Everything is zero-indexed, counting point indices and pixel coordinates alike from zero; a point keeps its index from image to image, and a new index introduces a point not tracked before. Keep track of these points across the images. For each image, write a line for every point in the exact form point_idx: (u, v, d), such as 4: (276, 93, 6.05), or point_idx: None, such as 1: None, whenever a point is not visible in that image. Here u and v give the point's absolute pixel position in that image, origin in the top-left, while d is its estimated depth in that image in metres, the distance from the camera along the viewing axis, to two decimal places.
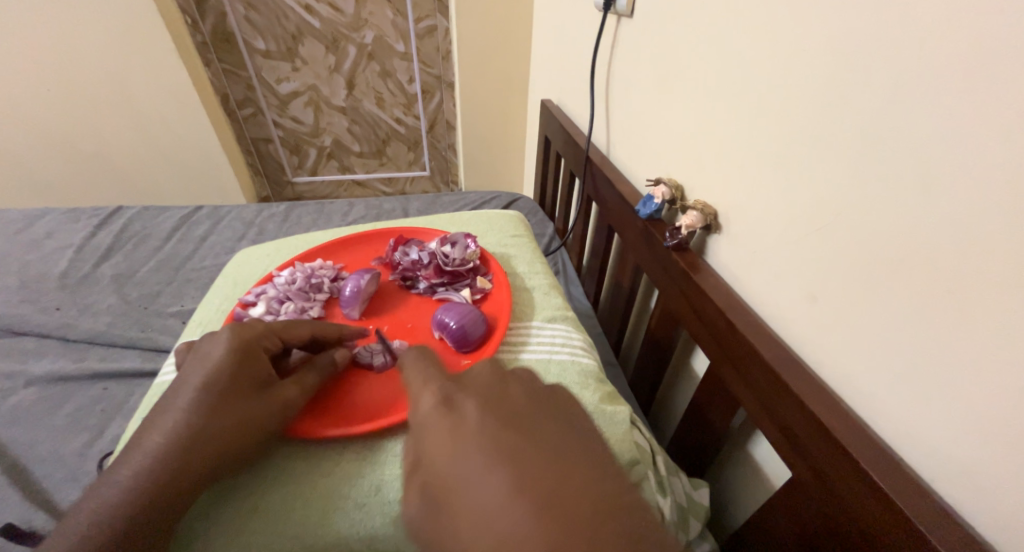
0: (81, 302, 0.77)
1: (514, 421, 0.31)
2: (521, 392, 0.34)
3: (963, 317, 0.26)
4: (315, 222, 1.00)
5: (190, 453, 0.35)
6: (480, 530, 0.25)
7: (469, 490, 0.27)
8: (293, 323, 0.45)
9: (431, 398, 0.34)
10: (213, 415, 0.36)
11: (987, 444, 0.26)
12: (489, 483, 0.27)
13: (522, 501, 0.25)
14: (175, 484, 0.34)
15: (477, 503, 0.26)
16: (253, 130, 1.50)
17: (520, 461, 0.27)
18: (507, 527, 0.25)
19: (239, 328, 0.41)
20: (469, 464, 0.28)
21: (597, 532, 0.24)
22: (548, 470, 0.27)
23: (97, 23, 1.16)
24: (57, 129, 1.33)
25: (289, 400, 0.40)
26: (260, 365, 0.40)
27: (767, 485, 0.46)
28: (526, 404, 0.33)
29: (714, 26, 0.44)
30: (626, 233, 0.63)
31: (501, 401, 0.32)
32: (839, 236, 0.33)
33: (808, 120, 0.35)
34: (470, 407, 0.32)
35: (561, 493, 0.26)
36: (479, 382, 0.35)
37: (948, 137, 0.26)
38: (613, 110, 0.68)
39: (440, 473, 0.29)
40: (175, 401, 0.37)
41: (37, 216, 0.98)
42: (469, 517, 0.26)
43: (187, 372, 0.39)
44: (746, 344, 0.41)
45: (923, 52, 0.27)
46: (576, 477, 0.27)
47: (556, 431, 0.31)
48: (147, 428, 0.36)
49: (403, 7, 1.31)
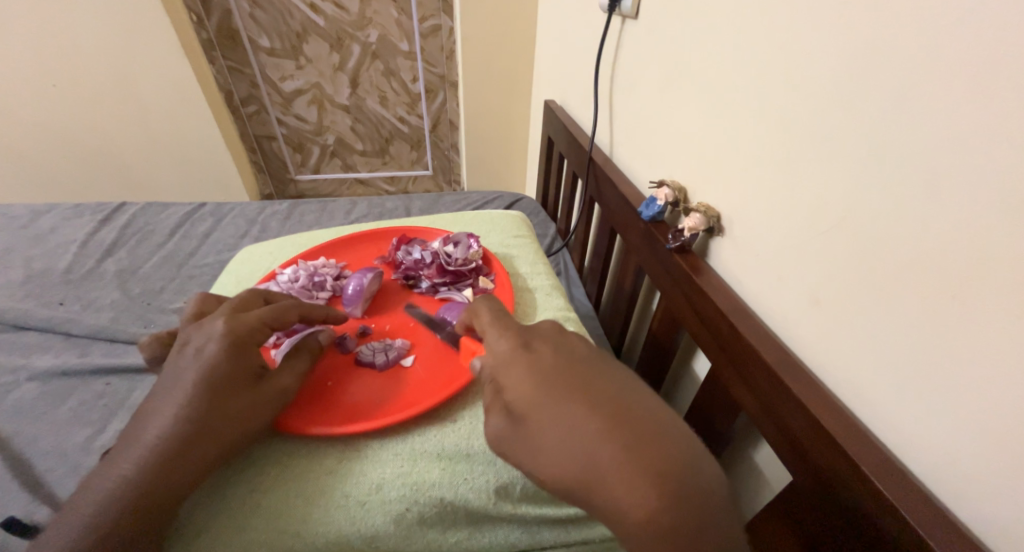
0: (85, 297, 0.78)
1: (584, 362, 0.32)
2: (584, 342, 0.36)
3: (965, 323, 0.26)
4: (317, 220, 1.00)
5: (188, 446, 0.34)
6: (563, 444, 0.28)
7: (553, 420, 0.29)
8: (283, 308, 0.44)
9: (503, 341, 0.36)
10: (210, 408, 0.36)
11: (987, 449, 0.26)
12: (568, 405, 0.29)
13: (600, 420, 0.27)
14: (174, 478, 0.33)
15: (558, 422, 0.29)
16: (257, 128, 1.50)
17: (594, 391, 0.29)
18: (588, 441, 0.27)
19: (232, 320, 0.40)
20: (548, 391, 0.30)
21: (668, 447, 0.26)
22: (625, 403, 0.29)
23: (102, 19, 1.16)
24: (62, 124, 1.33)
25: (284, 389, 0.41)
26: (254, 358, 0.40)
27: (770, 487, 0.45)
28: (593, 351, 0.34)
29: (719, 29, 0.44)
30: (629, 234, 0.63)
31: (570, 346, 0.34)
32: (845, 240, 0.33)
33: (813, 125, 0.35)
34: (542, 349, 0.34)
35: (633, 415, 0.28)
36: (546, 332, 0.37)
37: (953, 143, 0.26)
38: (617, 112, 0.68)
39: (520, 400, 0.31)
40: (168, 395, 0.36)
41: (42, 211, 0.99)
42: (550, 432, 0.29)
43: (179, 364, 0.38)
44: (747, 346, 0.41)
45: (928, 59, 0.27)
46: (647, 407, 0.28)
47: (622, 372, 0.32)
48: (141, 423, 0.35)
49: (407, 6, 1.31)
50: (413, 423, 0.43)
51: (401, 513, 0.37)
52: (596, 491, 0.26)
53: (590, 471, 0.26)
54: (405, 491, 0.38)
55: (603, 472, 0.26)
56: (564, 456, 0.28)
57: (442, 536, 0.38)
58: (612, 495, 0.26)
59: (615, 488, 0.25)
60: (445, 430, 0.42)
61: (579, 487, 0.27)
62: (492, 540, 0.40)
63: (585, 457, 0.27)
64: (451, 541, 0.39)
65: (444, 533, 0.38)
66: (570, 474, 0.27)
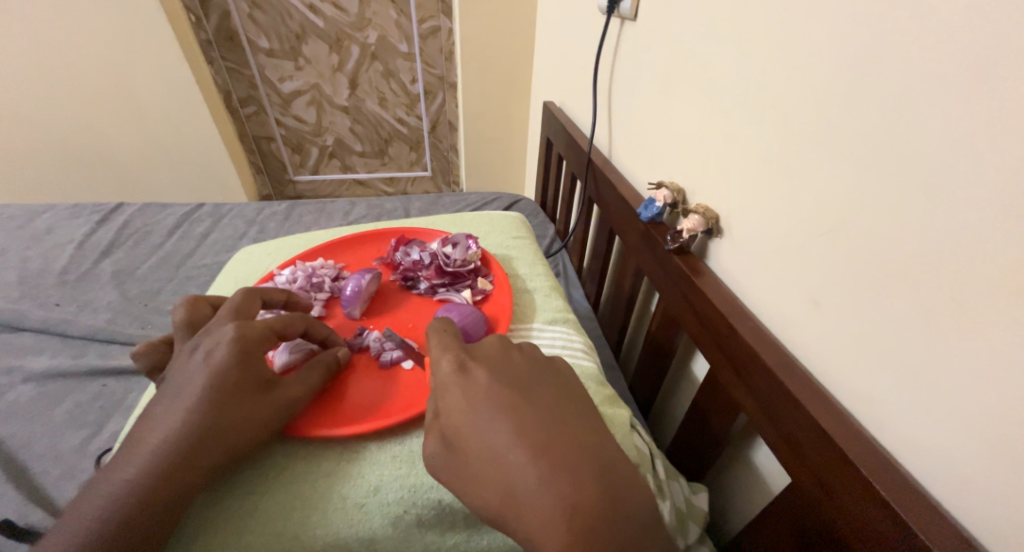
0: (81, 299, 0.78)
1: (520, 384, 0.33)
2: (525, 360, 0.35)
3: (965, 323, 0.26)
4: (315, 221, 1.00)
5: (195, 452, 0.34)
6: (490, 475, 0.29)
7: (485, 452, 0.29)
8: (291, 318, 0.44)
9: (444, 355, 0.35)
10: (217, 415, 0.35)
11: (988, 452, 0.26)
12: (499, 435, 0.29)
13: (527, 454, 0.28)
14: (182, 483, 0.34)
15: (487, 451, 0.29)
16: (256, 129, 1.50)
17: (526, 421, 0.30)
18: (514, 473, 0.28)
19: (244, 326, 0.39)
20: (482, 419, 0.30)
21: (589, 484, 0.27)
22: (555, 438, 0.29)
23: (100, 20, 1.16)
24: (60, 124, 1.33)
25: (291, 398, 0.40)
26: (261, 364, 0.39)
27: (766, 488, 0.46)
28: (531, 373, 0.34)
29: (719, 31, 0.44)
30: (627, 237, 0.63)
31: (510, 368, 0.34)
32: (847, 241, 0.33)
33: (811, 129, 0.35)
34: (481, 369, 0.33)
35: (561, 449, 0.29)
36: (486, 348, 0.36)
37: (955, 145, 0.26)
38: (615, 114, 0.69)
39: (455, 423, 0.31)
40: (177, 400, 0.36)
41: (38, 212, 0.98)
42: (480, 463, 0.29)
43: (187, 368, 0.37)
44: (746, 348, 0.41)
45: (925, 62, 0.27)
46: (577, 444, 0.29)
47: (556, 399, 0.33)
48: (150, 425, 0.35)
49: (406, 7, 1.31)
50: (412, 425, 0.43)
51: (400, 516, 0.37)
52: (517, 521, 0.28)
53: (515, 502, 0.28)
54: (403, 493, 0.37)
55: (525, 504, 0.27)
56: (488, 484, 0.29)
57: (441, 538, 0.38)
58: (533, 528, 0.27)
59: (536, 522, 0.27)
60: None
61: (502, 515, 0.28)
62: (491, 541, 0.39)
63: (511, 491, 0.28)
64: (450, 542, 0.38)
65: (443, 535, 0.38)
66: (494, 503, 0.28)
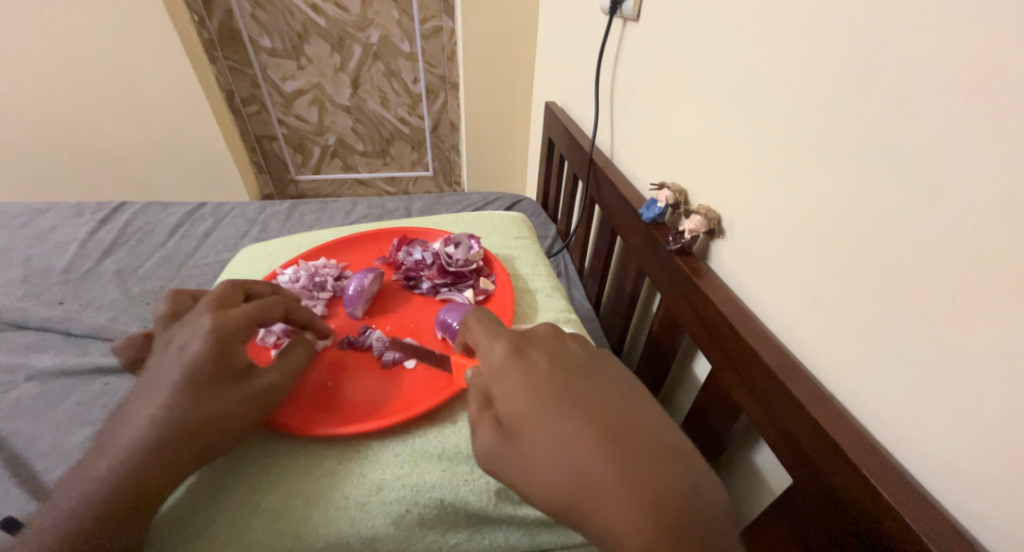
0: (84, 297, 0.78)
1: (579, 374, 0.33)
2: (582, 352, 0.36)
3: (970, 325, 0.26)
4: (317, 221, 1.00)
5: (171, 442, 0.34)
6: (555, 460, 0.28)
7: (550, 437, 0.29)
8: (271, 301, 0.43)
9: (497, 345, 0.36)
10: (192, 404, 0.36)
11: (992, 454, 0.26)
12: (563, 420, 0.29)
13: (594, 438, 0.28)
14: (160, 473, 0.34)
15: (551, 437, 0.29)
16: (258, 128, 1.51)
17: (590, 407, 0.30)
18: (581, 459, 0.28)
19: (219, 315, 0.40)
20: (543, 404, 0.31)
21: (664, 469, 0.27)
22: (622, 424, 0.29)
23: (103, 19, 1.16)
24: (63, 123, 1.33)
25: (271, 387, 0.40)
26: (237, 354, 0.39)
27: (769, 489, 0.46)
28: (589, 365, 0.34)
29: (721, 31, 0.44)
30: (629, 237, 0.63)
31: (568, 358, 0.35)
32: (850, 243, 0.33)
33: (813, 131, 0.35)
34: (540, 359, 0.34)
35: (630, 434, 0.28)
36: (541, 339, 0.37)
37: (959, 147, 0.26)
38: (617, 114, 0.69)
39: (516, 409, 0.31)
40: (153, 391, 0.36)
41: (41, 210, 0.98)
42: (544, 448, 0.29)
43: (164, 360, 0.38)
44: (748, 349, 0.41)
45: (925, 65, 0.27)
46: (647, 429, 0.29)
47: (618, 388, 0.33)
48: (126, 417, 0.35)
49: (409, 7, 1.31)
50: (414, 424, 0.43)
51: (402, 515, 0.37)
52: (587, 510, 0.27)
53: (584, 489, 0.27)
54: (404, 492, 0.38)
55: (596, 491, 0.26)
56: (554, 471, 0.28)
57: (442, 537, 0.38)
58: (605, 516, 0.26)
59: (608, 509, 0.26)
60: (444, 432, 0.42)
61: (570, 504, 0.27)
62: (492, 541, 0.39)
63: (580, 475, 0.27)
64: (451, 542, 0.38)
65: (445, 535, 0.38)
66: (561, 489, 0.27)
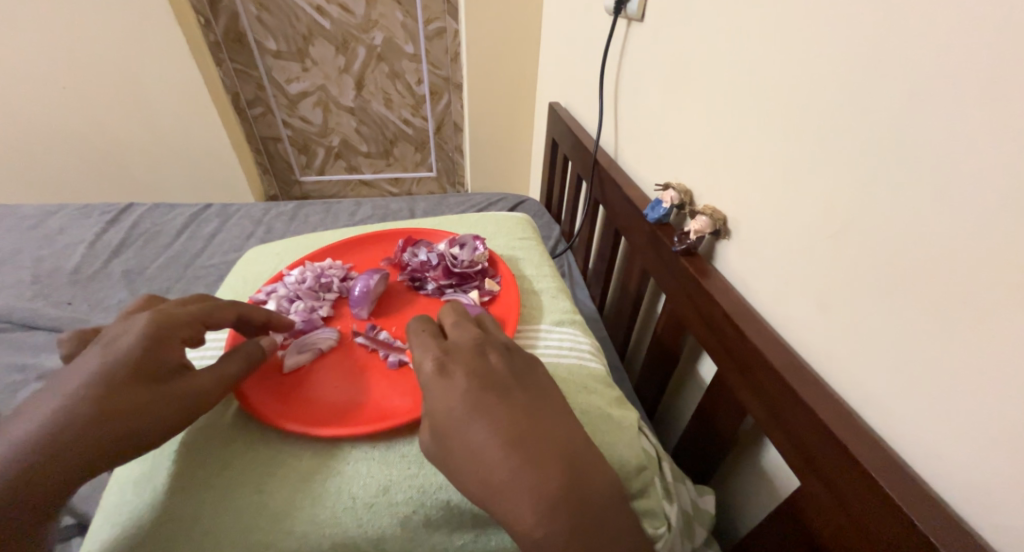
0: (92, 297, 0.78)
1: (498, 382, 0.34)
2: (502, 359, 0.36)
3: (980, 327, 0.26)
4: (322, 221, 1.00)
5: (83, 431, 0.32)
6: (472, 468, 0.31)
7: (466, 448, 0.31)
8: (220, 303, 0.44)
9: (424, 356, 0.36)
10: (113, 396, 0.34)
11: (1003, 458, 0.25)
12: (478, 432, 0.31)
13: (504, 448, 0.30)
14: (67, 464, 0.31)
15: (467, 448, 0.31)
16: (263, 130, 1.51)
17: (502, 416, 0.31)
18: (492, 467, 0.30)
19: (162, 313, 0.40)
20: (459, 417, 0.32)
21: (561, 472, 0.30)
22: (530, 432, 0.31)
23: (110, 21, 1.17)
24: (70, 125, 1.34)
25: (201, 389, 0.38)
26: (173, 351, 0.38)
27: (774, 492, 0.45)
28: (509, 372, 0.35)
29: (727, 30, 0.44)
30: (633, 238, 0.63)
31: (487, 366, 0.35)
32: (856, 244, 0.33)
33: (820, 131, 0.35)
34: (460, 369, 0.34)
35: (535, 442, 0.31)
36: (465, 347, 0.36)
37: (969, 148, 0.25)
38: (622, 114, 0.69)
39: (438, 422, 0.32)
40: (69, 381, 0.34)
41: (50, 212, 0.99)
42: (462, 458, 0.31)
43: (87, 352, 0.36)
44: (754, 350, 0.40)
45: (935, 65, 0.27)
46: (554, 437, 0.31)
47: (530, 394, 0.34)
48: (31, 407, 0.33)
49: (413, 9, 1.32)
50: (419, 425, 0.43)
51: (408, 516, 0.37)
52: (498, 508, 0.30)
53: (494, 492, 0.30)
54: (411, 493, 0.38)
55: (505, 495, 0.29)
56: (470, 476, 0.31)
57: (448, 538, 0.38)
58: (512, 514, 0.29)
59: (515, 509, 0.29)
60: None
61: (485, 503, 0.30)
62: (498, 542, 0.39)
63: (490, 484, 0.30)
64: (457, 543, 0.38)
65: (451, 535, 0.38)
66: (478, 495, 0.30)
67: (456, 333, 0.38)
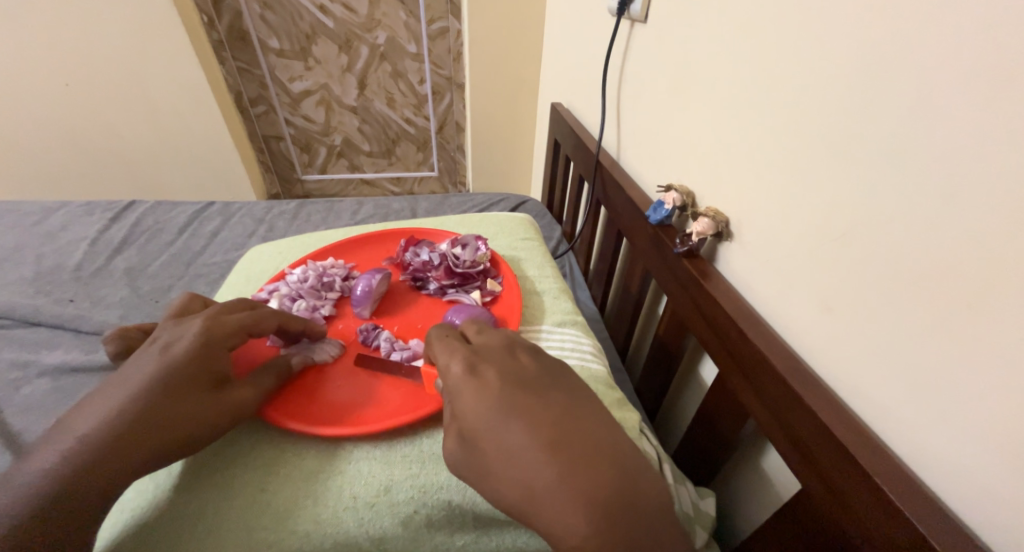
0: (94, 295, 0.78)
1: (530, 384, 0.34)
2: (532, 360, 0.36)
3: (981, 332, 0.26)
4: (324, 220, 1.00)
5: (136, 437, 0.33)
6: (508, 472, 0.30)
7: (502, 451, 0.30)
8: (266, 312, 0.44)
9: (452, 359, 0.37)
10: (164, 404, 0.35)
11: (1004, 462, 0.25)
12: (512, 433, 0.30)
13: (539, 449, 0.29)
14: (118, 469, 0.32)
15: (503, 450, 0.30)
16: (266, 128, 1.52)
17: (535, 416, 0.31)
18: (530, 469, 0.29)
19: (215, 321, 0.41)
20: (492, 418, 0.31)
21: (602, 472, 0.28)
22: (566, 431, 0.30)
23: (114, 20, 1.18)
24: (73, 122, 1.35)
25: (242, 403, 0.39)
26: (222, 362, 0.39)
27: (776, 496, 0.45)
28: (540, 370, 0.35)
29: (731, 32, 0.44)
30: (635, 239, 0.63)
31: (518, 368, 0.35)
32: (860, 248, 0.33)
33: (824, 135, 0.34)
34: (489, 371, 0.34)
35: (573, 442, 0.30)
36: (493, 350, 0.37)
37: (972, 153, 0.25)
38: (624, 115, 0.68)
39: (470, 425, 0.32)
40: (124, 384, 0.35)
41: (52, 209, 0.99)
42: (498, 462, 0.30)
43: (143, 355, 0.37)
44: (756, 352, 0.40)
45: (943, 67, 0.26)
46: (593, 436, 0.30)
47: (563, 393, 0.33)
48: (88, 408, 0.34)
49: (416, 8, 1.31)
50: (420, 425, 0.43)
51: (410, 516, 0.37)
52: (538, 515, 0.29)
53: (534, 496, 0.29)
54: (413, 493, 0.38)
55: (544, 498, 0.28)
56: (508, 479, 0.30)
57: (449, 539, 0.38)
58: (552, 519, 0.28)
59: (555, 514, 0.28)
60: None
61: (523, 509, 0.29)
62: (499, 543, 0.39)
63: (532, 489, 0.29)
64: (459, 543, 0.38)
65: (453, 536, 0.38)
66: (517, 500, 0.29)
67: (482, 339, 0.39)
